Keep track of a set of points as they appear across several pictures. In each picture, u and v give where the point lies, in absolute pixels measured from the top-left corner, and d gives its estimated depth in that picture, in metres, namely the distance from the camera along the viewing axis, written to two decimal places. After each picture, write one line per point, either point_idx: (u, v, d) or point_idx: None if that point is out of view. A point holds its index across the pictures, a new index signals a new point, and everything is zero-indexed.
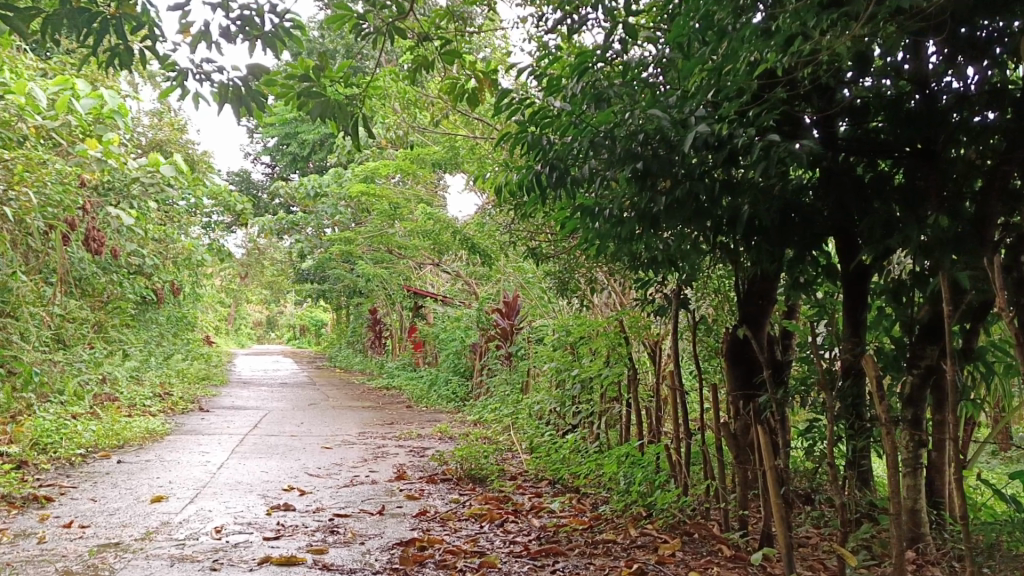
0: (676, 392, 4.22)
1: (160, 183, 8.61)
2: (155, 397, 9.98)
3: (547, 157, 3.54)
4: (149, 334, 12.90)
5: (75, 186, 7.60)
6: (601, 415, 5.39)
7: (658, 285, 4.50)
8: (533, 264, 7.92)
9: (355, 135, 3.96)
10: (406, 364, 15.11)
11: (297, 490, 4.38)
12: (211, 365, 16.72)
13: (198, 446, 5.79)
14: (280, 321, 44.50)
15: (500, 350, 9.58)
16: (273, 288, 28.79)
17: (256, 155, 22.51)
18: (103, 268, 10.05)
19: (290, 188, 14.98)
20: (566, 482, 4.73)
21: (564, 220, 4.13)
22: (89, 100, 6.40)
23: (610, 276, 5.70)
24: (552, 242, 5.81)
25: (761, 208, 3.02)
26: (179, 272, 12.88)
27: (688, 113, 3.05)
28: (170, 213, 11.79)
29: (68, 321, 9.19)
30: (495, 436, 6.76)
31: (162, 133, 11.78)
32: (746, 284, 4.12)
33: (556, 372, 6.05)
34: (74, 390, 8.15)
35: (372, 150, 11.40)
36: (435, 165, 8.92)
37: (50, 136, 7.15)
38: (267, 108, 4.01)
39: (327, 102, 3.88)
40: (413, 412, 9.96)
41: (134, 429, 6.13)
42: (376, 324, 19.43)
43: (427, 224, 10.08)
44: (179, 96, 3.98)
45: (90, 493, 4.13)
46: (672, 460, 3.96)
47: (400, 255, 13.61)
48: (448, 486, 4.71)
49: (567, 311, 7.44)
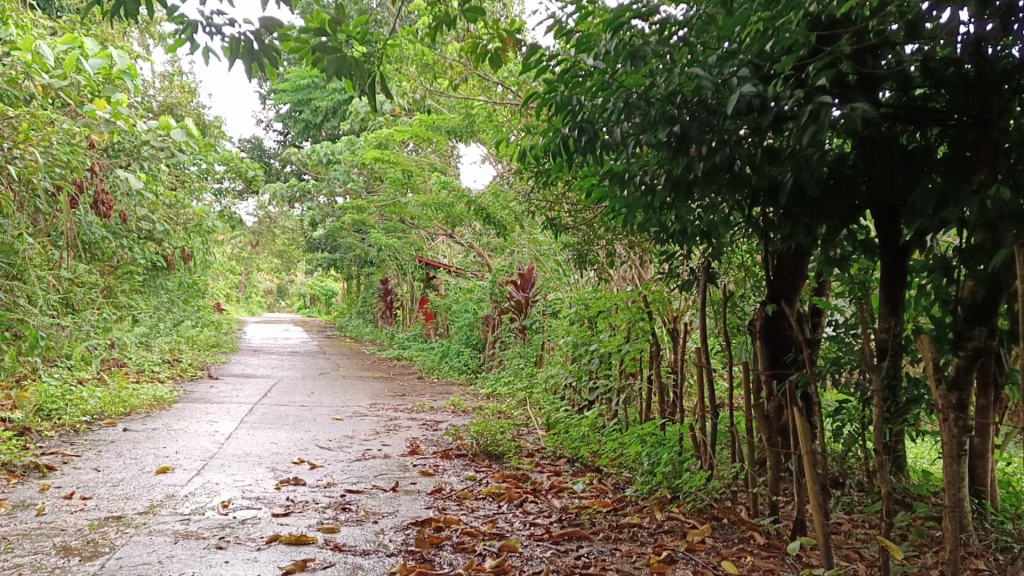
0: (702, 369, 4.05)
1: (169, 147, 8.43)
2: (164, 363, 9.87)
3: (575, 119, 3.34)
4: (158, 301, 12.80)
5: (82, 147, 7.45)
6: (621, 391, 5.23)
7: (684, 258, 4.31)
8: (551, 235, 7.72)
9: (373, 94, 3.77)
10: (418, 335, 14.98)
11: (307, 463, 4.25)
12: (222, 333, 16.65)
13: (206, 415, 5.67)
14: (291, 290, 44.51)
15: (514, 323, 9.41)
16: (283, 256, 28.72)
17: (268, 122, 22.32)
18: (112, 232, 9.90)
19: (302, 155, 14.81)
20: (586, 461, 4.58)
21: (590, 187, 3.94)
22: (98, 59, 6.23)
23: (632, 248, 5.51)
24: (572, 212, 5.62)
25: (804, 177, 2.85)
26: (190, 239, 12.74)
27: (730, 74, 2.86)
28: (180, 178, 11.62)
29: (76, 286, 9.08)
30: (509, 411, 6.62)
31: (173, 96, 11.58)
32: (777, 258, 3.95)
33: (573, 346, 5.89)
34: (81, 356, 8.05)
35: (386, 117, 11.17)
36: (449, 133, 8.72)
37: (57, 95, 6.97)
38: (280, 65, 3.82)
39: (343, 60, 3.69)
40: (424, 384, 9.84)
41: (141, 396, 6.00)
42: (387, 294, 19.29)
43: (441, 194, 9.88)
44: (188, 50, 3.80)
45: (94, 463, 4.00)
46: (698, 441, 3.79)
47: (413, 225, 13.44)
48: (463, 462, 4.58)
49: (584, 284, 7.28)
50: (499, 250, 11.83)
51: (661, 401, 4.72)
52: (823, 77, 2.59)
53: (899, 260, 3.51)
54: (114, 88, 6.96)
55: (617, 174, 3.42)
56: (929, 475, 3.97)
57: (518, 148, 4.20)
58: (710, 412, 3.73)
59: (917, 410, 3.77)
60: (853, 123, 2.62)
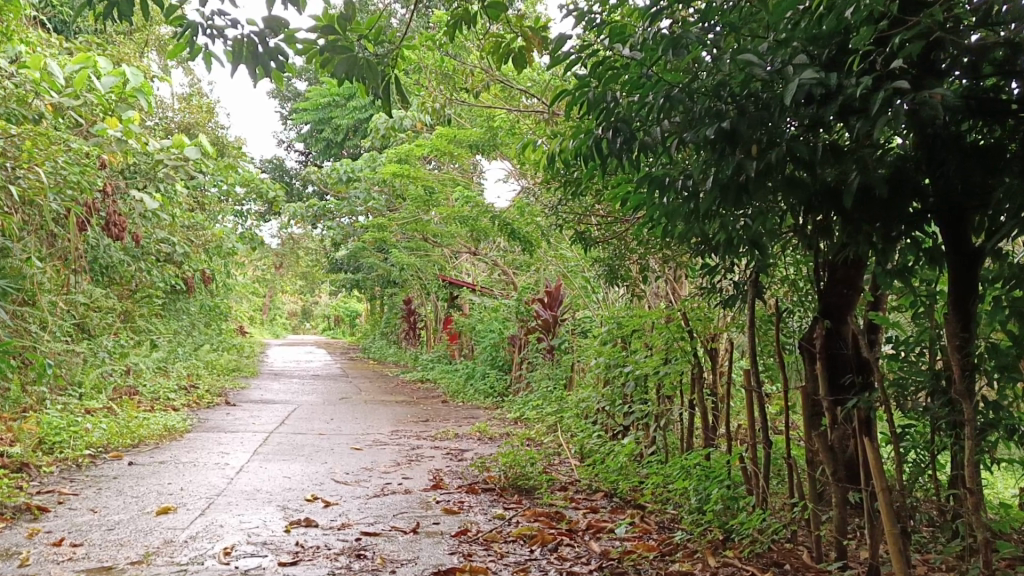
0: (751, 394, 3.70)
1: (185, 166, 8.19)
2: (181, 389, 9.60)
3: (610, 118, 3.00)
4: (179, 324, 12.62)
5: (94, 167, 7.24)
6: (659, 417, 4.88)
7: (727, 271, 3.96)
8: (579, 250, 7.38)
9: (387, 98, 3.47)
10: (442, 356, 14.67)
11: (320, 501, 3.93)
12: (243, 356, 16.44)
13: (218, 445, 5.37)
14: (315, 311, 44.47)
15: (542, 343, 9.07)
16: (306, 278, 28.58)
17: (289, 143, 22.24)
18: (129, 255, 9.71)
19: (323, 174, 14.61)
20: (625, 496, 4.22)
21: (626, 195, 3.61)
22: (109, 76, 6.02)
23: (667, 261, 5.15)
24: (602, 225, 5.29)
25: (872, 177, 2.48)
26: (211, 260, 12.54)
27: (785, 61, 2.53)
28: (199, 200, 11.43)
29: (92, 311, 8.88)
30: (538, 437, 6.27)
31: (190, 117, 11.40)
32: (829, 270, 3.60)
33: (605, 368, 5.54)
34: (94, 383, 7.80)
35: (407, 133, 10.92)
36: (472, 147, 8.44)
37: (68, 114, 6.76)
38: (287, 69, 3.54)
39: (354, 61, 3.38)
40: (449, 408, 9.52)
41: (151, 425, 5.73)
42: (410, 314, 19.03)
43: (464, 210, 9.58)
44: (189, 55, 3.52)
45: (91, 503, 3.71)
46: (749, 474, 3.44)
47: (436, 244, 13.16)
48: (491, 498, 4.23)
49: (615, 302, 6.93)
50: (524, 268, 11.50)
51: (703, 426, 4.36)
52: (900, 57, 2.22)
53: (969, 271, 3.13)
54: (127, 105, 6.73)
55: (655, 179, 3.09)
56: (1008, 507, 3.57)
57: (544, 155, 3.89)
58: (762, 442, 3.37)
59: (995, 438, 3.38)
60: (932, 111, 2.26)
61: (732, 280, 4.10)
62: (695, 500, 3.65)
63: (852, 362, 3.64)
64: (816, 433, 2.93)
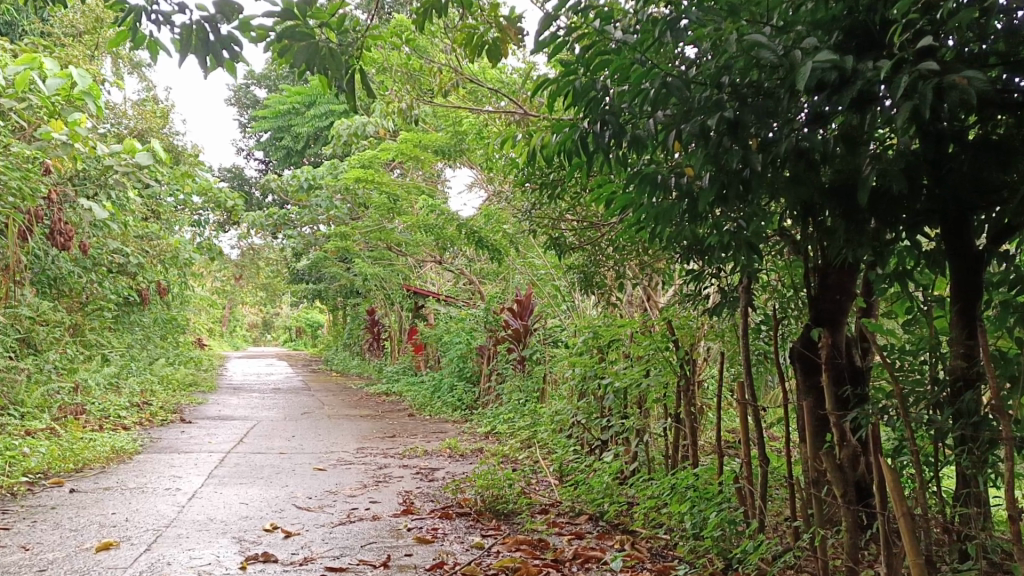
0: (745, 408, 3.48)
1: (135, 171, 7.79)
2: (133, 407, 9.12)
3: (598, 109, 2.75)
4: (132, 338, 12.15)
5: (37, 171, 6.82)
6: (641, 432, 4.64)
7: (716, 278, 3.73)
8: (552, 257, 7.12)
9: (350, 91, 3.19)
10: (407, 368, 14.31)
11: (280, 531, 3.61)
12: (201, 370, 15.92)
13: (170, 469, 5.01)
14: (277, 323, 43.75)
15: (512, 354, 8.76)
16: (268, 289, 27.99)
17: (248, 151, 21.74)
18: (77, 266, 9.27)
19: (283, 182, 14.20)
20: (612, 520, 3.96)
21: (611, 196, 3.37)
22: (55, 77, 5.65)
23: (646, 268, 4.92)
24: (577, 230, 5.04)
25: (889, 170, 2.23)
26: (166, 271, 12.10)
27: (795, 45, 2.29)
28: (153, 209, 11.00)
29: (37, 324, 8.43)
30: (512, 454, 6.00)
31: (142, 122, 10.95)
32: (824, 274, 3.38)
33: (581, 380, 5.29)
34: (38, 402, 7.36)
35: (370, 139, 10.60)
36: (438, 152, 8.16)
37: (10, 116, 6.36)
38: (241, 59, 3.23)
39: (315, 49, 3.08)
40: (417, 422, 9.19)
41: (97, 448, 5.36)
42: (374, 324, 18.62)
43: (429, 218, 9.28)
44: (133, 42, 3.21)
45: (23, 539, 3.36)
46: (749, 496, 3.23)
47: (400, 253, 12.83)
48: (467, 525, 3.94)
49: (588, 312, 6.68)
50: (492, 276, 11.22)
51: (692, 442, 4.13)
52: (929, 35, 1.97)
53: (977, 279, 2.87)
54: (72, 107, 6.36)
55: (647, 176, 2.86)
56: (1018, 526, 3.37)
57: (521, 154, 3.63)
58: (762, 461, 3.15)
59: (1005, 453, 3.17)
60: (963, 95, 2.00)
61: (721, 286, 3.86)
62: (690, 525, 3.42)
63: (847, 372, 3.44)
64: (826, 450, 2.72)
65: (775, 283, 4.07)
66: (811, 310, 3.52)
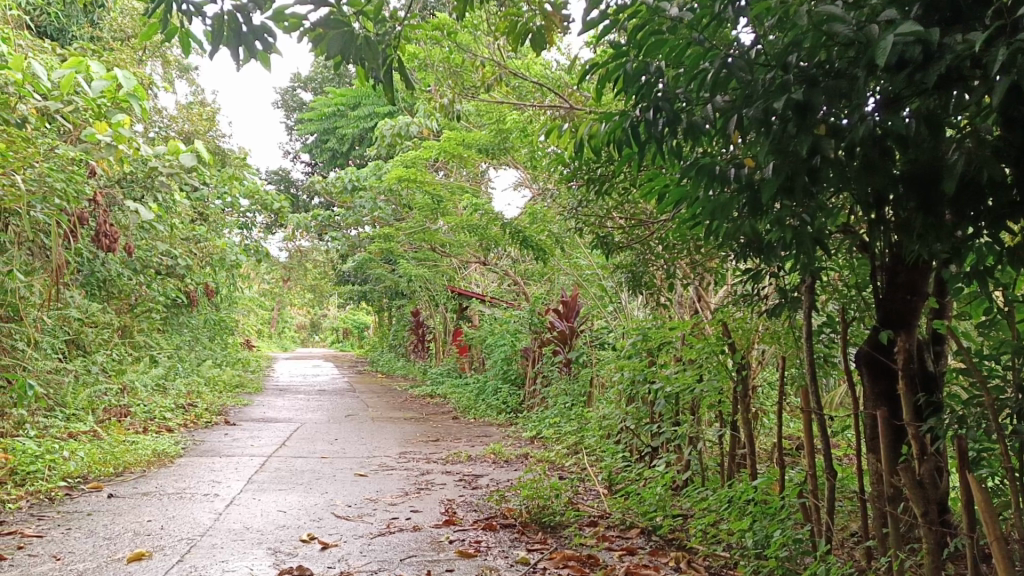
0: (809, 416, 3.26)
1: (179, 173, 7.77)
2: (178, 409, 9.11)
3: (650, 95, 2.56)
4: (180, 340, 12.22)
5: (82, 173, 6.80)
6: (695, 440, 4.44)
7: (773, 277, 3.51)
8: (598, 257, 6.92)
9: (387, 82, 3.04)
10: (452, 370, 14.20)
11: (317, 542, 3.48)
12: (249, 372, 16.02)
13: (210, 473, 4.94)
14: (324, 325, 44.15)
15: (557, 356, 8.56)
16: (315, 291, 28.16)
17: (295, 153, 21.86)
18: (126, 268, 9.32)
19: (328, 183, 14.20)
20: (666, 535, 3.75)
21: (663, 190, 3.18)
22: (99, 79, 5.60)
23: (697, 266, 4.71)
24: (626, 227, 4.85)
25: (978, 156, 2.01)
26: (214, 274, 12.14)
27: (871, 19, 2.09)
28: (200, 211, 11.03)
29: (85, 327, 8.48)
30: (559, 461, 5.81)
31: (188, 124, 10.98)
32: (893, 272, 3.15)
33: (630, 384, 5.09)
34: (84, 404, 7.38)
35: (414, 138, 10.49)
36: (481, 150, 8.01)
37: (56, 119, 6.34)
38: (276, 51, 3.11)
39: (349, 38, 2.93)
40: (461, 426, 9.06)
41: (138, 451, 5.31)
42: (419, 326, 18.55)
43: (473, 218, 9.13)
44: (164, 32, 3.11)
45: (55, 548, 3.29)
46: (816, 511, 3.02)
47: (444, 254, 12.72)
48: (511, 538, 3.77)
49: (636, 313, 6.47)
50: (537, 277, 11.04)
51: (750, 451, 3.91)
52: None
53: None
54: (117, 109, 6.32)
55: (704, 167, 2.67)
56: None
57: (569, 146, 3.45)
58: (829, 474, 2.95)
59: None
60: None
61: (779, 285, 3.64)
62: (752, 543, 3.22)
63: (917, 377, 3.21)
64: (903, 465, 2.56)
65: (838, 283, 3.82)
66: (878, 312, 3.28)
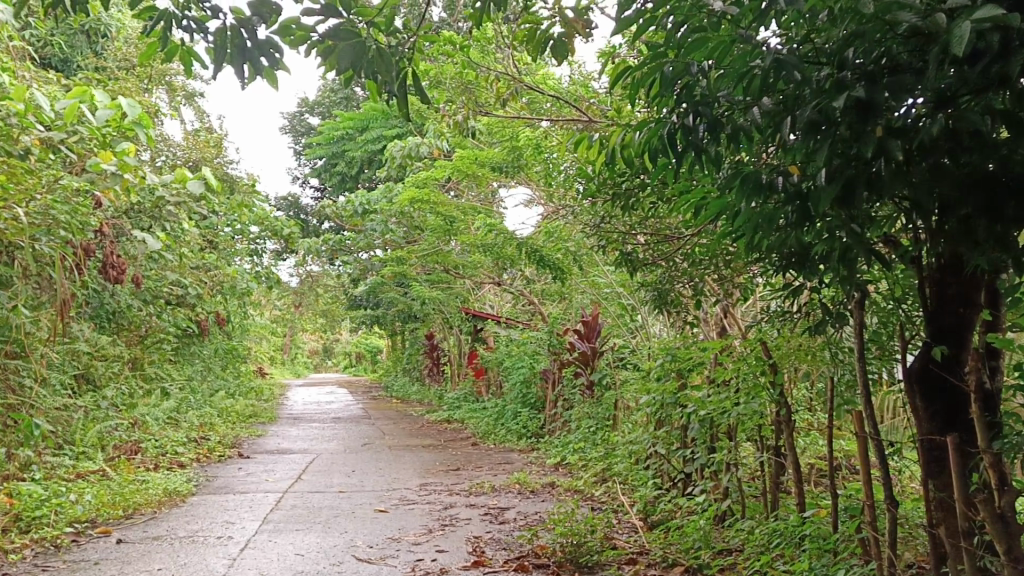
0: (864, 442, 3.05)
1: (187, 201, 7.63)
2: (192, 442, 8.92)
3: (692, 97, 2.35)
4: (193, 370, 12.06)
5: (87, 204, 6.65)
6: (733, 467, 4.23)
7: (816, 292, 3.30)
8: (618, 275, 6.72)
9: (402, 96, 2.85)
10: (468, 394, 13.98)
11: None
12: (263, 400, 15.85)
13: (224, 512, 4.74)
14: (337, 349, 44.07)
15: (579, 378, 8.34)
16: (327, 316, 28.06)
17: (304, 178, 21.79)
18: (136, 299, 9.18)
19: (338, 207, 14.07)
20: (713, 574, 3.52)
21: (700, 202, 2.98)
22: (104, 109, 5.46)
23: (726, 282, 4.50)
24: (650, 243, 4.65)
25: None
26: (225, 302, 11.98)
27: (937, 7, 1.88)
28: (210, 239, 10.88)
29: (94, 360, 8.32)
30: (587, 490, 5.60)
31: (196, 152, 10.87)
32: (942, 283, 2.93)
33: (660, 409, 4.89)
34: (95, 441, 7.21)
35: (424, 159, 10.33)
36: (495, 169, 7.82)
37: (61, 149, 6.19)
38: (283, 67, 2.93)
39: (360, 49, 2.74)
40: (481, 452, 8.85)
41: (149, 490, 5.12)
42: (433, 349, 18.37)
43: (487, 238, 8.95)
44: (164, 52, 2.94)
45: None
46: (878, 545, 2.84)
47: (458, 276, 12.54)
48: None
49: (662, 332, 6.26)
50: (553, 297, 10.84)
51: (797, 480, 3.68)
52: None
53: None
54: (122, 138, 6.17)
55: (749, 176, 2.47)
56: None
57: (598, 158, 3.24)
58: (891, 507, 2.76)
59: None
60: None
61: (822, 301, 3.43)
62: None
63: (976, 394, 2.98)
64: (983, 497, 2.38)
65: (881, 296, 3.62)
66: (926, 326, 3.05)
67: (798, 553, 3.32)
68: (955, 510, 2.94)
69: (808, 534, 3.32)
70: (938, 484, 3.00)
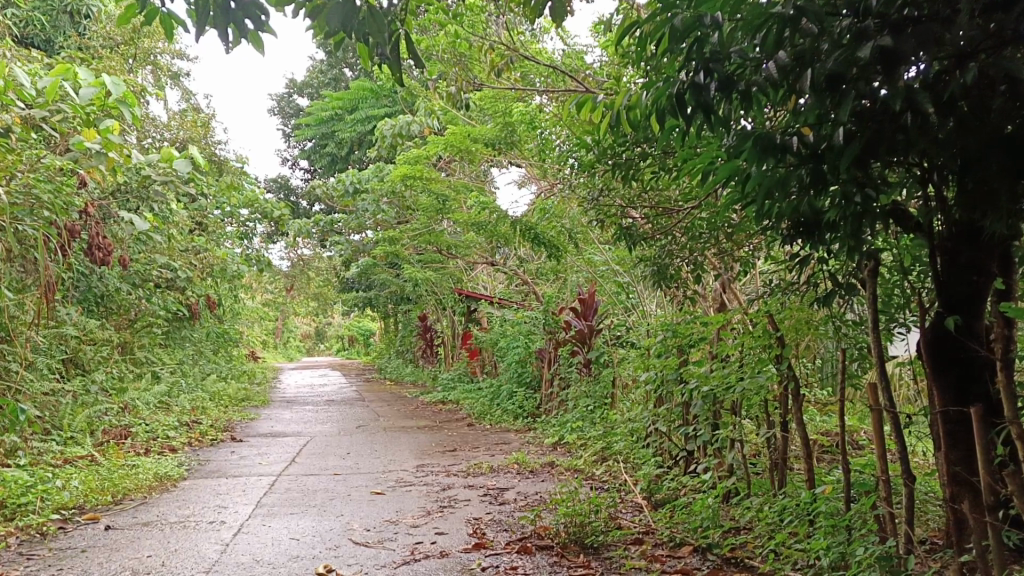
0: (879, 415, 2.96)
1: (174, 181, 7.48)
2: (183, 426, 8.80)
3: (703, 52, 2.22)
4: (183, 354, 11.92)
5: (71, 184, 6.46)
6: (741, 443, 4.16)
7: (828, 262, 3.19)
8: (615, 252, 6.60)
9: (395, 60, 2.71)
10: (463, 375, 13.88)
11: None
12: (255, 384, 15.73)
13: (217, 496, 4.63)
14: (329, 332, 43.94)
15: (576, 356, 8.23)
16: (319, 300, 27.88)
17: (294, 160, 21.56)
18: (124, 282, 9.03)
19: (329, 187, 13.89)
20: (724, 554, 3.45)
21: (708, 167, 2.85)
22: (87, 85, 5.28)
23: (729, 254, 4.40)
24: (651, 216, 4.54)
25: None
26: (216, 285, 11.84)
27: None
28: (199, 222, 10.71)
29: (83, 345, 8.17)
30: (588, 469, 5.51)
31: (183, 132, 10.69)
32: (951, 251, 2.83)
33: (661, 386, 4.80)
34: (84, 426, 7.08)
35: (415, 138, 10.15)
36: (488, 145, 7.66)
37: (43, 127, 6.01)
38: (269, 30, 2.78)
39: (350, 10, 2.59)
40: (477, 433, 8.76)
41: (138, 475, 4.99)
42: (427, 331, 18.27)
43: (481, 216, 8.80)
44: (143, 15, 2.78)
45: None
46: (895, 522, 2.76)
47: (451, 256, 12.40)
48: (551, 562, 3.47)
49: (660, 309, 6.16)
50: (548, 276, 10.72)
51: (807, 455, 3.60)
52: None
53: None
54: (105, 115, 5.98)
55: (762, 137, 2.34)
56: None
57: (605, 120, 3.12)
58: (910, 481, 2.69)
59: None
60: None
61: (833, 272, 3.32)
62: (826, 562, 2.91)
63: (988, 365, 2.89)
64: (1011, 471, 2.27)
65: (894, 266, 3.52)
66: (936, 297, 2.94)
67: (811, 531, 3.24)
68: (973, 482, 2.86)
69: (821, 511, 3.24)
70: (954, 458, 2.90)
